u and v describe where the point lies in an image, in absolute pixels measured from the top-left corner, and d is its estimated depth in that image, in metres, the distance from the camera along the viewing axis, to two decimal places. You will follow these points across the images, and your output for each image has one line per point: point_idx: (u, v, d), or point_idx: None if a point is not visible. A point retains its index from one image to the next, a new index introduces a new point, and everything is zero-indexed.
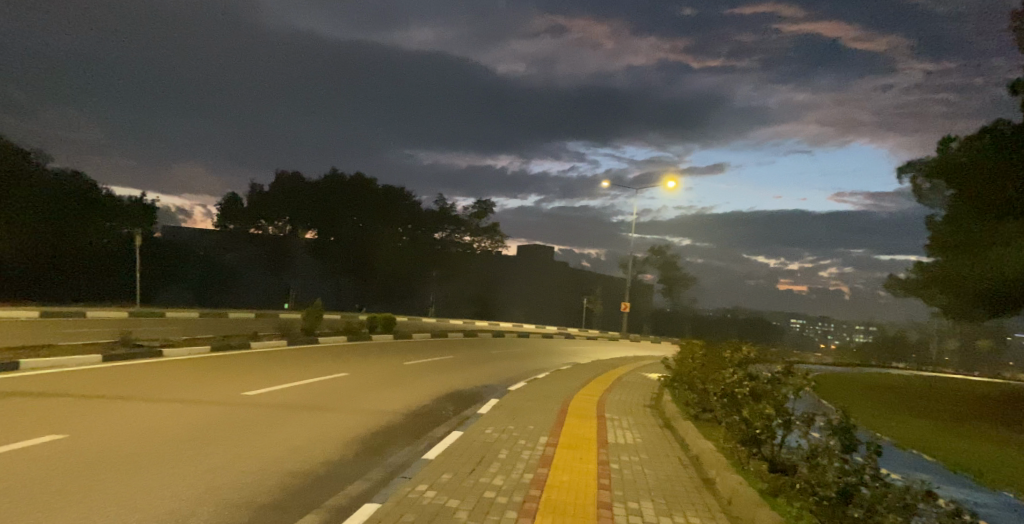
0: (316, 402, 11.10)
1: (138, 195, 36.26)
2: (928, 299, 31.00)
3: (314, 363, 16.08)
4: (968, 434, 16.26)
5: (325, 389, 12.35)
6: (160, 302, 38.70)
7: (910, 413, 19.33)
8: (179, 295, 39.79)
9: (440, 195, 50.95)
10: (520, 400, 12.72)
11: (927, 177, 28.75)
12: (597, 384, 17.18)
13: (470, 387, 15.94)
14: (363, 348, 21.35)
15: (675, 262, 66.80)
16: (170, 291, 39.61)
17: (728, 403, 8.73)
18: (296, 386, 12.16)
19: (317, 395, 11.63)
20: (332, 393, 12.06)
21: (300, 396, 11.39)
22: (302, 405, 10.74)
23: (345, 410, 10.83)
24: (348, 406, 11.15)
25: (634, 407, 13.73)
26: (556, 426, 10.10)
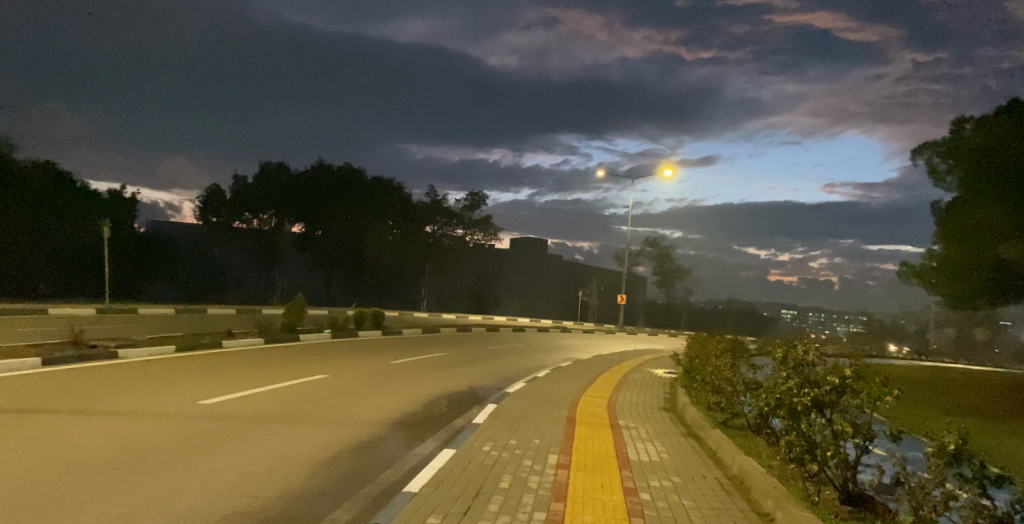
0: (284, 410, 9.51)
1: (119, 188, 34.60)
2: (931, 287, 29.79)
3: (291, 363, 14.44)
4: (997, 427, 15.08)
5: (300, 394, 10.76)
6: (145, 298, 36.72)
7: (935, 409, 17.94)
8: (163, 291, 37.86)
9: (432, 186, 49.34)
10: (522, 406, 11.14)
11: (943, 159, 27.12)
12: (604, 383, 15.63)
13: (464, 389, 14.35)
14: (348, 346, 19.78)
15: (669, 255, 65.39)
16: (155, 287, 37.49)
17: (773, 409, 7.23)
18: (264, 391, 10.54)
19: (288, 402, 10.02)
20: (305, 400, 10.43)
21: (268, 403, 9.77)
22: (266, 414, 9.10)
23: (318, 420, 9.20)
24: (324, 415, 9.55)
25: (648, 410, 12.18)
26: (567, 441, 8.53)
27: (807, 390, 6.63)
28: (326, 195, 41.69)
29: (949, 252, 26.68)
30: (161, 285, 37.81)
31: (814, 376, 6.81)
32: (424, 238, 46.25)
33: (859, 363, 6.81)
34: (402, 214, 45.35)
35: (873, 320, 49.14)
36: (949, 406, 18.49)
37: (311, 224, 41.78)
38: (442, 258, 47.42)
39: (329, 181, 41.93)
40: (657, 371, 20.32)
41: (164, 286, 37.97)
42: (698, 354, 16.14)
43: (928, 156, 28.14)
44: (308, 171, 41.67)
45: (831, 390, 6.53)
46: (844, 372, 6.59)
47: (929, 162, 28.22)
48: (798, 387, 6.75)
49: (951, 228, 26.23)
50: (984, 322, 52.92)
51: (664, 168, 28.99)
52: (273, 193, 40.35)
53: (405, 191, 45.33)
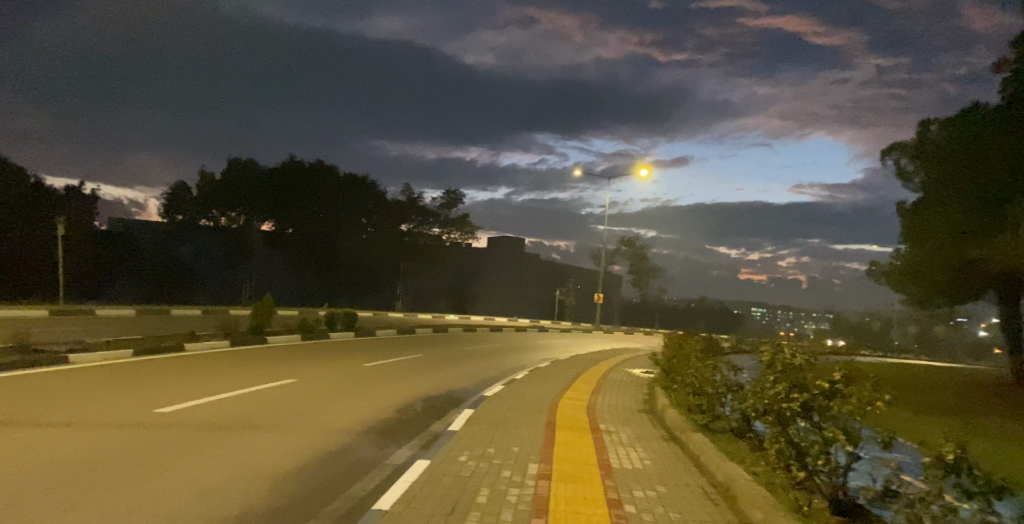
0: (249, 417, 9.08)
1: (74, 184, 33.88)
2: (900, 286, 30.08)
3: (259, 367, 13.96)
4: (974, 425, 15.08)
5: (266, 401, 10.31)
6: (110, 297, 35.72)
7: (911, 406, 17.98)
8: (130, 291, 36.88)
9: (407, 184, 48.77)
10: (500, 411, 10.82)
11: (911, 159, 27.32)
12: (583, 385, 15.35)
13: (439, 392, 14.00)
14: (320, 348, 19.32)
15: (645, 254, 65.51)
16: (119, 286, 36.49)
17: (759, 414, 6.94)
18: (229, 398, 10.09)
19: (254, 409, 9.58)
20: (272, 406, 9.99)
21: (232, 410, 9.34)
22: (229, 423, 8.65)
23: (285, 429, 8.78)
24: (292, 423, 9.15)
25: (628, 412, 11.90)
26: (546, 448, 8.21)
27: (796, 395, 6.35)
28: (297, 192, 41.34)
29: (918, 252, 26.88)
30: (127, 284, 36.80)
31: (801, 380, 6.56)
32: (399, 237, 45.74)
33: (848, 366, 6.53)
34: (376, 212, 44.76)
35: (845, 318, 49.69)
36: (923, 404, 18.54)
37: (281, 222, 41.74)
38: (417, 257, 46.93)
39: (301, 179, 41.20)
40: (634, 371, 20.11)
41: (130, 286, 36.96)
42: (677, 354, 15.93)
43: (897, 156, 28.33)
44: (279, 168, 41.05)
45: (820, 395, 6.25)
46: (834, 375, 6.31)
47: (897, 162, 28.43)
48: (786, 392, 6.46)
49: (919, 228, 26.41)
50: (950, 320, 53.75)
51: (640, 169, 28.87)
52: (242, 190, 40.46)
53: (379, 189, 44.74)
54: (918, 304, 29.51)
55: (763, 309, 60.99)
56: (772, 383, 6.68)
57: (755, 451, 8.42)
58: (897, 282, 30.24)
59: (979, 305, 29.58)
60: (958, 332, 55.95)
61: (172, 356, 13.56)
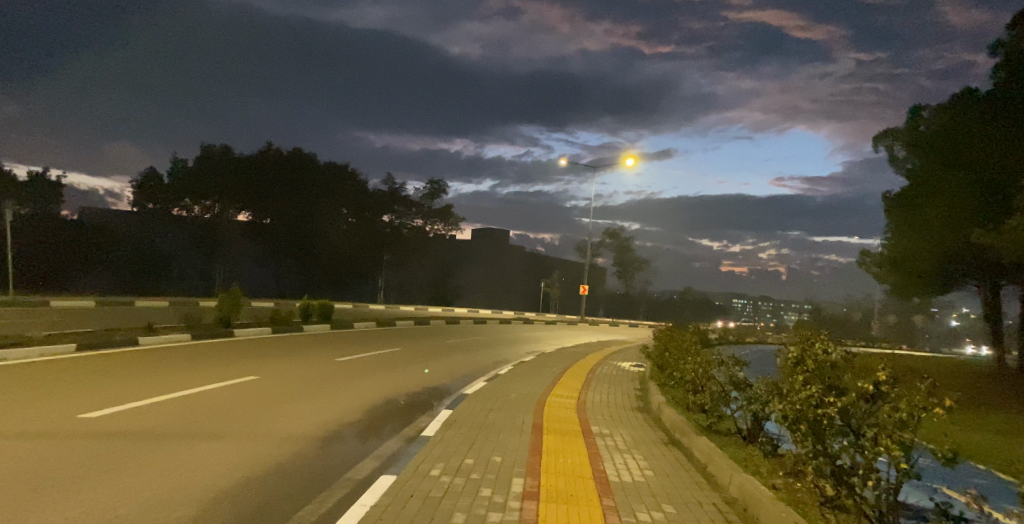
0: (194, 422, 7.98)
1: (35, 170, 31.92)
2: (888, 275, 29.45)
3: (219, 364, 12.80)
4: (978, 421, 14.35)
5: (219, 403, 9.18)
6: (78, 289, 34.34)
7: None
8: (99, 282, 35.33)
9: (390, 174, 47.50)
10: (482, 411, 9.78)
11: (904, 146, 26.34)
12: (571, 379, 14.32)
13: (416, 389, 12.95)
14: (290, 342, 18.20)
15: (630, 246, 64.70)
16: (88, 277, 34.96)
17: (782, 421, 5.90)
18: (174, 400, 8.95)
19: (202, 413, 8.45)
20: (223, 409, 8.85)
21: (176, 414, 8.20)
22: (167, 430, 7.49)
23: (235, 436, 7.66)
24: (245, 428, 8.04)
25: (620, 410, 10.86)
26: (534, 458, 7.15)
27: (831, 397, 5.30)
28: (276, 182, 39.81)
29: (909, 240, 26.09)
30: (97, 275, 35.24)
31: (839, 383, 5.52)
32: (381, 227, 44.56)
33: (892, 363, 5.50)
34: (357, 202, 43.51)
35: (831, 310, 49.32)
36: None
37: (259, 213, 40.00)
38: (398, 248, 45.82)
39: (279, 167, 39.83)
40: (624, 364, 19.19)
41: (101, 276, 35.37)
42: (671, 346, 14.95)
43: (889, 143, 27.31)
44: (256, 156, 39.45)
45: (859, 397, 5.24)
46: (879, 375, 5.25)
47: (890, 149, 27.46)
48: (821, 394, 5.41)
49: (912, 217, 25.52)
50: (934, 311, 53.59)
51: (626, 160, 28.10)
52: (216, 179, 38.05)
53: (360, 177, 43.43)
54: (906, 293, 28.88)
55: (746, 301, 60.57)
56: (800, 386, 5.64)
57: (770, 458, 7.39)
58: (885, 272, 29.59)
59: (970, 295, 29.03)
60: (942, 325, 55.80)
61: (122, 351, 12.38)
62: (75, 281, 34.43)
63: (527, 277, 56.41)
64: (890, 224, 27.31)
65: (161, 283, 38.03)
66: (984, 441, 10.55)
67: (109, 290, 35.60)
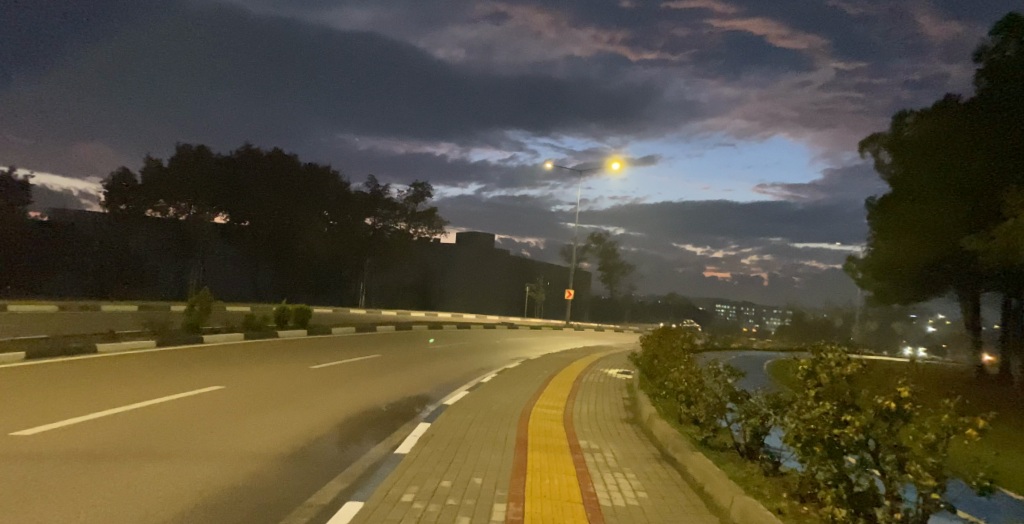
0: (145, 443, 7.32)
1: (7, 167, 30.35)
2: (874, 281, 29.07)
3: (183, 376, 12.11)
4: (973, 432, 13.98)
5: (172, 423, 8.44)
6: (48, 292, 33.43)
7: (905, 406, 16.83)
8: (70, 286, 34.56)
9: (373, 176, 46.83)
10: (462, 424, 9.19)
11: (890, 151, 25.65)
12: (557, 389, 13.73)
13: (393, 399, 12.34)
14: (264, 349, 17.53)
15: (615, 251, 64.41)
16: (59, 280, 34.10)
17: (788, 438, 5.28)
18: (125, 420, 8.28)
19: (154, 433, 7.76)
20: (177, 429, 8.14)
21: (123, 436, 7.50)
22: (111, 455, 6.82)
23: (189, 461, 6.98)
24: (201, 449, 7.38)
25: (608, 422, 10.25)
26: (517, 480, 6.56)
27: (850, 415, 4.65)
28: (253, 183, 38.92)
29: (895, 247, 25.60)
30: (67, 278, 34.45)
31: (855, 399, 4.90)
32: (363, 230, 43.85)
33: (916, 377, 4.87)
34: (339, 205, 42.73)
35: (814, 316, 49.28)
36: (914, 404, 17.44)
37: (236, 215, 39.23)
38: (380, 252, 45.15)
39: (256, 169, 38.90)
40: (610, 371, 18.63)
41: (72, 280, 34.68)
42: (661, 354, 14.36)
43: (874, 149, 26.54)
44: (234, 157, 38.47)
45: (880, 416, 4.60)
46: (900, 389, 4.61)
47: (875, 154, 26.70)
48: (839, 414, 4.75)
49: (901, 223, 25.02)
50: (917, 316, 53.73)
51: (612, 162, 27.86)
52: (188, 182, 37.11)
53: (342, 179, 42.60)
54: (893, 300, 28.50)
55: (729, 309, 60.69)
56: (812, 401, 4.99)
57: (772, 477, 6.73)
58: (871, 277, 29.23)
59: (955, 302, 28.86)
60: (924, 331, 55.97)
61: (74, 366, 11.60)
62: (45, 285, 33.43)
63: (511, 281, 55.92)
64: (876, 230, 26.84)
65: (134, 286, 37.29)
66: (986, 458, 10.07)
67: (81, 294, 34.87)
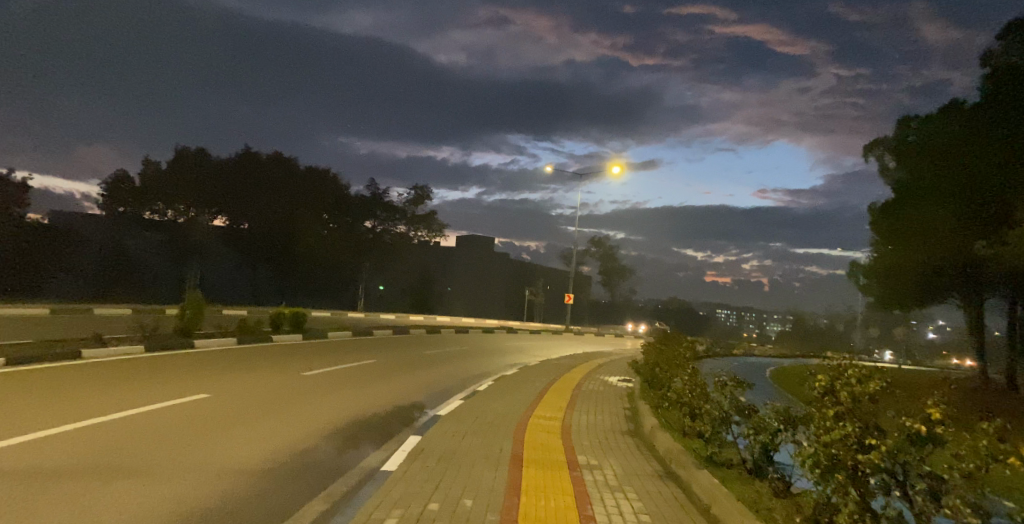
0: (116, 466, 6.93)
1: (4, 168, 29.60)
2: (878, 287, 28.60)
3: (169, 384, 11.72)
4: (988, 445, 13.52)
5: (146, 441, 8.02)
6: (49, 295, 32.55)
7: None
8: (72, 289, 33.69)
9: (373, 178, 46.54)
10: (456, 436, 8.80)
11: (895, 156, 25.09)
12: (556, 397, 13.32)
13: (386, 408, 11.94)
14: (257, 354, 17.15)
15: (615, 254, 63.99)
16: (60, 283, 33.20)
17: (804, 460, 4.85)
18: (99, 439, 7.89)
19: (128, 456, 7.38)
20: (152, 450, 7.72)
21: (93, 459, 7.12)
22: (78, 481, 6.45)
23: (158, 492, 6.55)
24: (176, 471, 7.01)
25: (608, 434, 9.84)
26: (510, 502, 6.15)
27: (875, 438, 4.22)
28: (251, 185, 38.62)
29: (902, 253, 25.07)
30: (68, 281, 33.54)
31: (879, 420, 4.48)
32: (362, 234, 43.54)
33: (948, 397, 4.44)
34: (338, 208, 42.34)
35: (816, 321, 48.85)
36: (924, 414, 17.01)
37: (234, 217, 38.86)
38: (380, 255, 44.76)
39: (255, 171, 38.65)
40: (610, 378, 18.23)
41: (74, 282, 33.78)
42: (663, 362, 13.94)
43: (878, 153, 25.98)
44: (232, 160, 38.21)
45: (909, 440, 4.16)
46: (931, 409, 4.19)
47: (879, 159, 26.14)
48: (862, 437, 4.32)
49: (906, 229, 24.59)
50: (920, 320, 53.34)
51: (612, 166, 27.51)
52: (188, 183, 36.87)
53: (341, 182, 42.21)
54: (898, 306, 28.04)
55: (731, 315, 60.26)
56: (831, 420, 4.57)
57: (783, 498, 6.30)
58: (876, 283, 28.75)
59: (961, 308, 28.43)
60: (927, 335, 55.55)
61: (53, 376, 11.19)
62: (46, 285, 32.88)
63: (511, 285, 55.58)
64: (881, 236, 26.34)
65: (137, 288, 36.53)
66: None
67: (84, 296, 34.03)
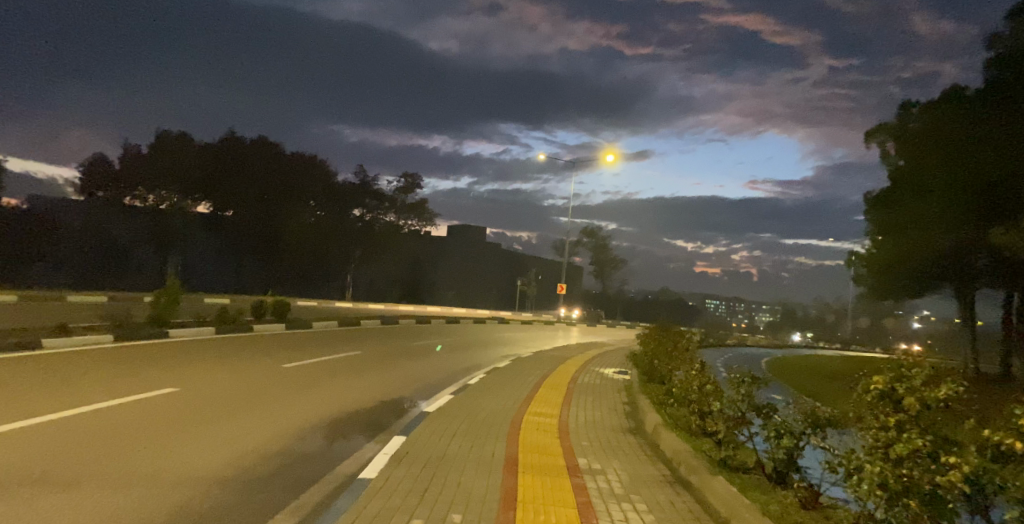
0: (60, 479, 6.21)
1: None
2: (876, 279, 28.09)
3: (134, 378, 10.89)
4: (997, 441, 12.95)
5: (96, 444, 7.29)
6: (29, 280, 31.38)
7: None
8: (50, 276, 32.61)
9: (362, 166, 45.51)
10: (443, 435, 8.04)
11: (895, 143, 24.38)
12: (551, 392, 12.55)
13: (369, 402, 11.19)
14: (236, 344, 16.37)
15: (607, 245, 63.28)
16: (38, 270, 32.06)
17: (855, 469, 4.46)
18: (46, 444, 7.10)
19: (79, 465, 6.62)
20: (101, 454, 6.98)
21: (36, 471, 6.37)
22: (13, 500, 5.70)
23: (103, 506, 5.81)
24: (127, 484, 6.26)
25: (607, 433, 9.10)
26: (505, 517, 5.42)
27: (954, 456, 3.76)
28: (237, 170, 37.61)
29: (901, 242, 24.46)
30: (46, 268, 32.45)
31: (952, 432, 4.05)
32: (350, 222, 42.61)
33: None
34: (325, 195, 41.42)
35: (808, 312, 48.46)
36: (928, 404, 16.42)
37: (220, 203, 38.00)
38: (369, 244, 43.97)
39: (240, 155, 37.66)
40: (605, 371, 17.50)
41: (51, 270, 32.69)
42: (664, 354, 13.24)
43: (881, 140, 25.24)
44: (217, 144, 37.24)
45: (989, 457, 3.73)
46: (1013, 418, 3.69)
47: (882, 146, 25.38)
48: (933, 451, 3.91)
49: (909, 220, 23.86)
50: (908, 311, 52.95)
51: (606, 155, 26.85)
52: (172, 167, 35.83)
53: (329, 169, 41.25)
54: (897, 296, 27.54)
55: (720, 308, 59.87)
56: (893, 432, 4.08)
57: (812, 512, 5.37)
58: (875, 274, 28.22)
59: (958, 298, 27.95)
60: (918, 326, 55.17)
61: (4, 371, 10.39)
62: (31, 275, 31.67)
63: (502, 275, 54.84)
64: (880, 225, 25.72)
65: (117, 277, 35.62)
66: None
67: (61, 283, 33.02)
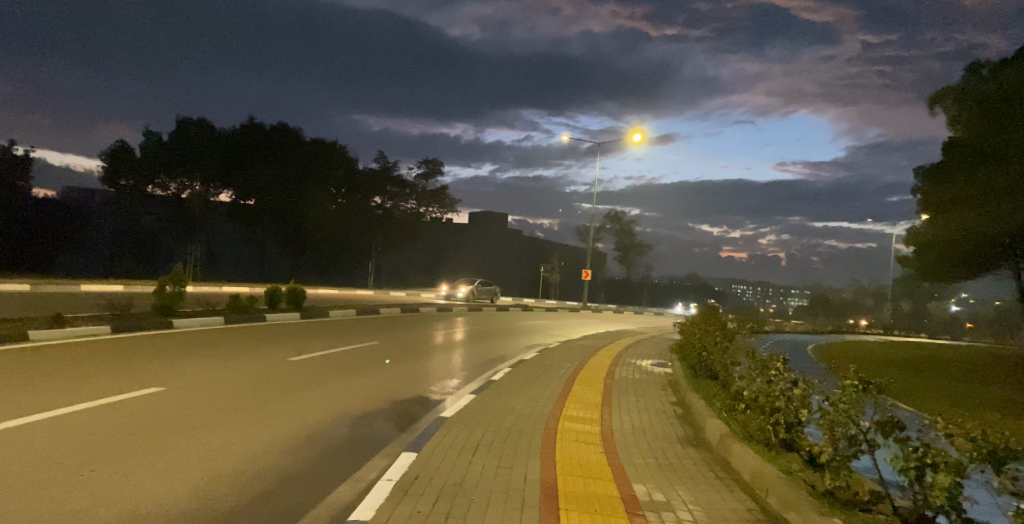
0: None
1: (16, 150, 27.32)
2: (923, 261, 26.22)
3: (111, 376, 9.49)
4: None
5: (23, 470, 5.83)
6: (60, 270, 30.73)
7: (994, 405, 14.26)
8: (79, 263, 31.77)
9: (382, 153, 44.10)
10: (463, 453, 6.49)
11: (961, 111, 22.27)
12: (587, 389, 10.98)
13: (382, 402, 9.69)
14: (244, 335, 15.00)
15: (631, 230, 61.23)
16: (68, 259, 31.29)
17: None
18: None
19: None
20: (26, 485, 5.49)
21: None
22: None
23: None
24: None
25: (662, 444, 7.51)
26: None
27: None
28: (258, 160, 36.46)
29: (960, 220, 22.52)
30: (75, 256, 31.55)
31: None
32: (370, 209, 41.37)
33: None
34: (346, 181, 40.29)
35: None
36: (1004, 401, 14.83)
37: (242, 192, 36.71)
38: (391, 231, 42.84)
39: (259, 142, 36.41)
40: (644, 363, 15.86)
41: (79, 257, 31.70)
42: (714, 347, 11.60)
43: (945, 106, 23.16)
44: (236, 131, 36.01)
45: None
46: None
47: (946, 113, 23.25)
48: None
49: (968, 195, 21.79)
50: (945, 294, 50.48)
51: (633, 135, 25.07)
52: (194, 155, 34.59)
53: (349, 153, 40.03)
54: (949, 279, 25.70)
55: (749, 295, 57.69)
56: None
57: None
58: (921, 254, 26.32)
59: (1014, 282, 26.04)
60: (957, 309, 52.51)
61: None
62: (55, 262, 30.69)
63: (525, 261, 53.18)
64: (936, 201, 23.77)
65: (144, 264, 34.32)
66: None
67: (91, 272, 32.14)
